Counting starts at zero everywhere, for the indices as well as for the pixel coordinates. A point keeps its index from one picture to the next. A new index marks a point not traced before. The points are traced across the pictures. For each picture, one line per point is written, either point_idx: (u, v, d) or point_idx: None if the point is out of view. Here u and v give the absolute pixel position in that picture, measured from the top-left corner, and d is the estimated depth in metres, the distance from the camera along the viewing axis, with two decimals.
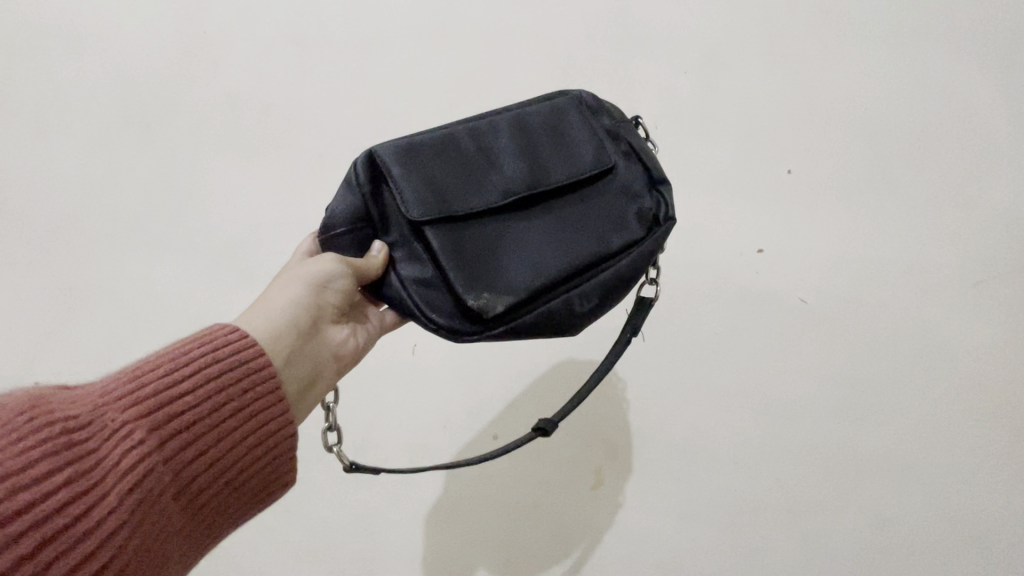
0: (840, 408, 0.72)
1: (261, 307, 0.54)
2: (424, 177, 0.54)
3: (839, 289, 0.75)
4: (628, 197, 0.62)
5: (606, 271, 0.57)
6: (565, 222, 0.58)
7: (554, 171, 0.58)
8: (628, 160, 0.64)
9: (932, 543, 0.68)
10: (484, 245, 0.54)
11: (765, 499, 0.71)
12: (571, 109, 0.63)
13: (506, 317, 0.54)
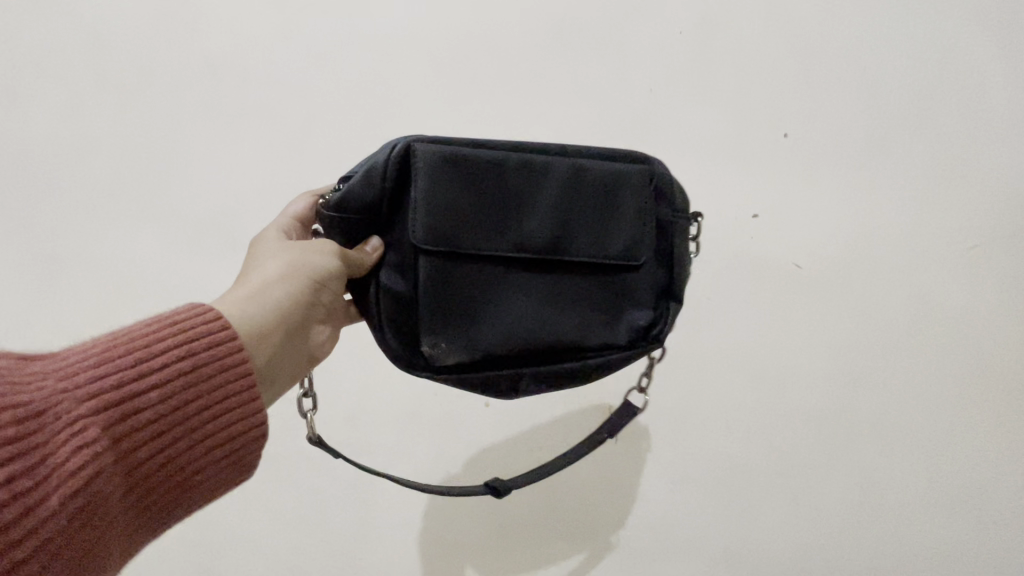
0: (832, 375, 0.72)
1: (253, 290, 0.56)
2: (448, 199, 0.56)
3: (835, 256, 0.74)
4: (638, 301, 0.62)
5: (566, 367, 0.60)
6: (559, 305, 0.59)
7: (574, 248, 0.59)
8: (660, 256, 0.64)
9: (918, 503, 0.70)
10: (468, 292, 0.57)
11: (755, 465, 0.72)
12: (639, 182, 0.61)
13: (450, 364, 0.58)
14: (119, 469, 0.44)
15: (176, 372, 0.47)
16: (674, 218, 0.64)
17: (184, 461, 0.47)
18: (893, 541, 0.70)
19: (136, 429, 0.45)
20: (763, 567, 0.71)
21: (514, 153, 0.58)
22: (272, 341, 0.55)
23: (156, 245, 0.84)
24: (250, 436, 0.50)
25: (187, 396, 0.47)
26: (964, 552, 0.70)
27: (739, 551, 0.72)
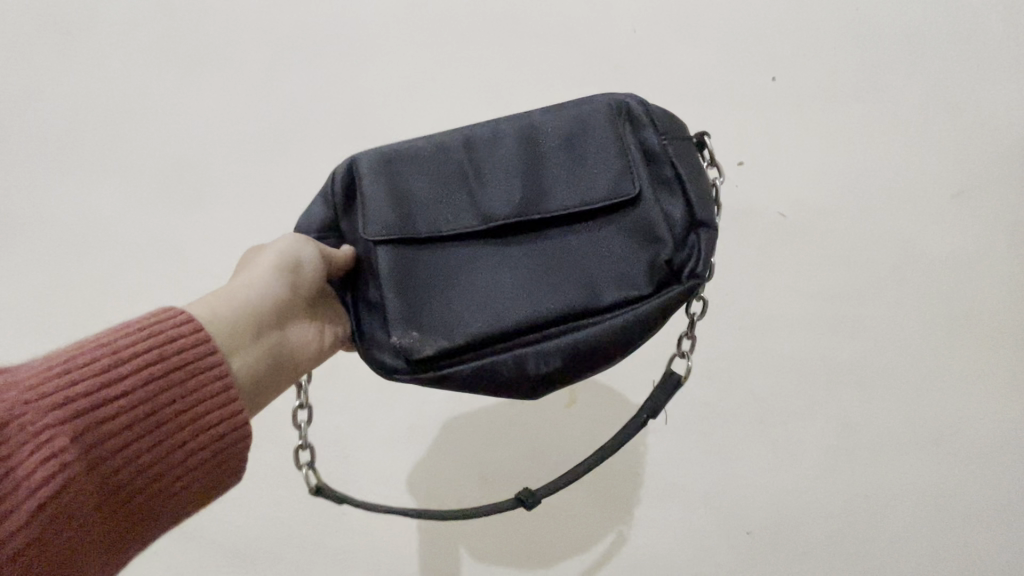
0: (812, 322, 0.72)
1: (226, 290, 0.53)
2: (395, 196, 0.52)
3: (818, 202, 0.73)
4: (647, 241, 0.51)
5: (577, 335, 0.50)
6: (546, 270, 0.51)
7: (550, 200, 0.51)
8: (667, 185, 0.53)
9: (896, 445, 0.70)
10: (438, 280, 0.51)
11: (733, 409, 0.71)
12: (605, 113, 0.53)
13: (443, 363, 0.51)
14: (89, 482, 0.39)
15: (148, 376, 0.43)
16: (666, 140, 0.53)
17: (161, 473, 0.43)
18: (872, 484, 0.70)
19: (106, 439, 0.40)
20: (742, 513, 0.70)
21: (456, 131, 0.54)
22: (250, 340, 0.51)
23: (109, 197, 0.79)
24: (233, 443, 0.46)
25: (160, 400, 0.43)
26: (944, 496, 0.69)
27: (715, 496, 0.71)
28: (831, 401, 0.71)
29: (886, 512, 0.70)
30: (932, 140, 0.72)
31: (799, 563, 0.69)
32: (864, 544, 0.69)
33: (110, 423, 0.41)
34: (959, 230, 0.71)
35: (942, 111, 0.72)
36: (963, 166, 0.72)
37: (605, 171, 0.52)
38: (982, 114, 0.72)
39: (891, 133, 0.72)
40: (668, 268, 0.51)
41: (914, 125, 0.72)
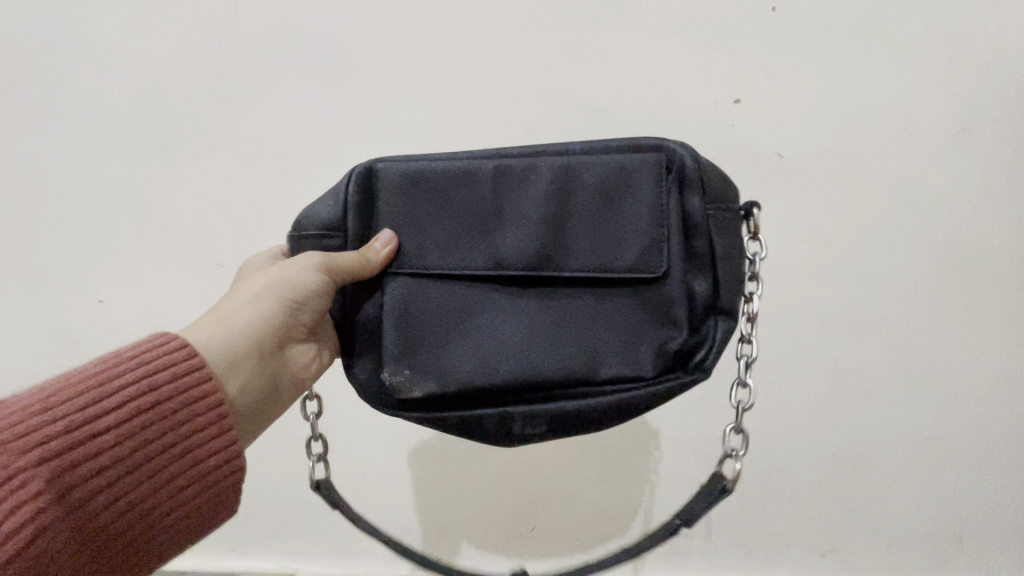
0: (805, 269, 0.69)
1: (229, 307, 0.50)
2: (412, 221, 0.49)
3: (815, 143, 0.68)
4: (663, 320, 0.46)
5: (569, 403, 0.47)
6: (551, 332, 0.47)
7: (568, 260, 0.47)
8: (697, 262, 0.47)
9: (887, 390, 0.69)
10: (441, 319, 0.48)
11: (729, 360, 0.69)
12: (650, 175, 0.46)
13: (431, 405, 0.49)
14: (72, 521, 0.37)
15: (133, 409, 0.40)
16: (706, 212, 0.46)
17: (146, 507, 0.40)
18: (861, 429, 0.69)
19: (89, 476, 0.38)
20: (732, 460, 0.69)
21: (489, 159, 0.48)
22: (250, 365, 0.49)
23: (24, 138, 0.67)
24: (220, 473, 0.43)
25: (148, 432, 0.41)
26: (932, 439, 0.69)
27: (709, 449, 0.69)
28: (825, 348, 0.69)
29: (873, 455, 0.69)
30: (939, 69, 0.67)
31: (787, 506, 0.70)
32: (852, 487, 0.69)
33: (94, 459, 0.38)
34: (959, 166, 0.68)
35: (954, 34, 0.66)
36: (970, 96, 0.67)
37: (630, 236, 0.46)
38: (997, 37, 0.66)
39: (897, 63, 0.67)
40: (675, 354, 0.46)
41: (924, 52, 0.66)
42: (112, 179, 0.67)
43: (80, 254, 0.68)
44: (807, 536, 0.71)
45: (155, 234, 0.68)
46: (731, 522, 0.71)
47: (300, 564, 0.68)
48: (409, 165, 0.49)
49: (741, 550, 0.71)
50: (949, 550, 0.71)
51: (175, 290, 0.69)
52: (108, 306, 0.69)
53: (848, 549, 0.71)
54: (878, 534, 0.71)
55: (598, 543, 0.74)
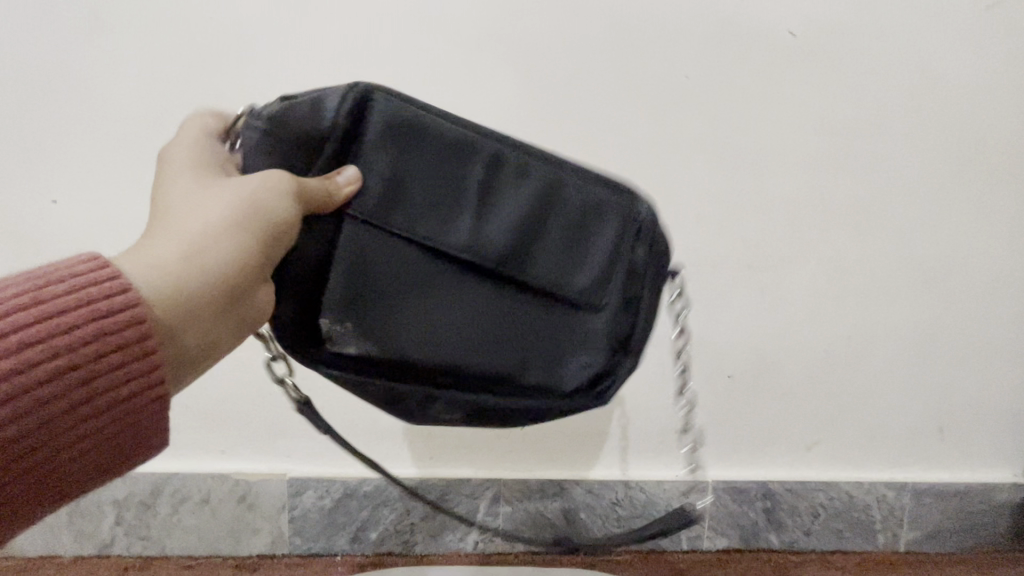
0: (816, 162, 0.64)
1: (205, 233, 0.36)
2: (389, 178, 0.40)
3: (837, 18, 0.61)
4: (602, 350, 0.43)
5: (493, 401, 0.43)
6: (484, 322, 0.42)
7: (523, 272, 0.42)
8: (624, 307, 0.43)
9: (884, 285, 0.67)
10: (389, 271, 0.41)
11: (725, 256, 0.65)
12: (619, 226, 0.43)
13: (360, 365, 0.42)
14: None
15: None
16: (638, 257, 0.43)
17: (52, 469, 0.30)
18: (856, 327, 0.68)
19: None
20: (725, 358, 0.67)
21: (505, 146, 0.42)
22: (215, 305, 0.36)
23: None
24: (141, 406, 0.32)
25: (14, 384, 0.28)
26: (924, 337, 0.68)
27: (701, 345, 0.67)
28: (824, 241, 0.65)
29: (865, 348, 0.68)
30: None
31: (777, 402, 0.69)
32: (842, 384, 0.69)
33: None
34: (983, 40, 0.62)
35: None
36: None
37: (587, 252, 0.43)
38: None
39: None
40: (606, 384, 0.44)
41: None
42: (47, 68, 0.60)
43: (20, 150, 0.62)
44: (793, 429, 0.69)
45: (107, 129, 0.62)
46: (720, 418, 0.68)
47: (289, 466, 0.67)
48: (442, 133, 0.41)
49: (728, 446, 0.69)
50: (934, 443, 0.70)
51: (134, 187, 0.63)
52: (59, 205, 0.63)
53: (841, 444, 0.70)
54: (864, 427, 0.70)
55: (596, 455, 0.69)
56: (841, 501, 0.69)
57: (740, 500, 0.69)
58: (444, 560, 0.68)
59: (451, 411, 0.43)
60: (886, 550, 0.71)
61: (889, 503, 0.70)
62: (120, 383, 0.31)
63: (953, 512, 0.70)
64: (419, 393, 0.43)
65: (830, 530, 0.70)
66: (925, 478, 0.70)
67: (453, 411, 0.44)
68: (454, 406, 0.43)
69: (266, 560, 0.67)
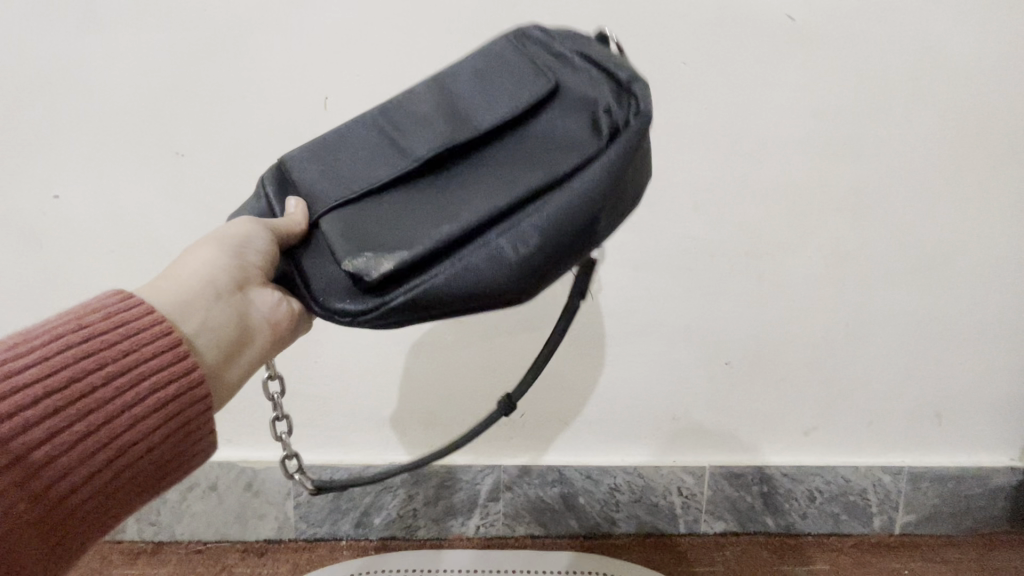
0: (815, 149, 0.63)
1: (195, 263, 0.41)
2: (325, 168, 0.42)
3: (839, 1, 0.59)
4: (599, 88, 0.42)
5: (553, 204, 0.38)
6: (485, 173, 0.40)
7: (472, 123, 0.41)
8: (594, 85, 0.42)
9: (883, 272, 0.67)
10: (376, 210, 0.39)
11: (723, 244, 0.65)
12: (511, 45, 0.45)
13: (409, 281, 0.37)
14: (26, 509, 0.29)
15: (37, 372, 0.30)
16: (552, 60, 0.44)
17: (111, 474, 0.32)
18: (854, 313, 0.68)
19: (31, 455, 0.29)
20: (722, 345, 0.68)
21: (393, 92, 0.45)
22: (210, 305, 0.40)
23: None
24: (184, 408, 0.35)
25: (69, 393, 0.30)
26: (922, 323, 0.68)
27: (700, 332, 0.67)
28: (823, 228, 0.65)
29: (863, 334, 0.68)
30: None
31: (774, 388, 0.69)
32: (839, 369, 0.69)
33: (26, 438, 0.29)
34: (989, 23, 0.60)
35: None
36: None
37: (513, 80, 0.43)
38: None
39: None
40: (621, 121, 0.40)
41: None
42: (45, 62, 0.60)
43: (22, 144, 0.62)
44: (791, 415, 0.70)
45: (106, 122, 0.62)
46: (718, 404, 0.69)
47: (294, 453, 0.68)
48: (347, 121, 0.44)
49: (725, 431, 0.70)
50: (931, 428, 0.71)
51: (136, 181, 0.64)
52: (64, 199, 0.64)
53: (839, 429, 0.70)
54: (861, 412, 0.70)
55: (596, 441, 0.70)
56: (837, 485, 0.70)
57: (738, 485, 0.70)
58: (446, 543, 0.70)
59: (531, 258, 0.37)
60: (882, 533, 0.72)
61: (887, 486, 0.70)
62: (164, 386, 0.34)
63: (949, 495, 0.71)
64: (480, 252, 0.37)
65: (827, 513, 0.71)
66: (921, 462, 0.71)
67: (530, 243, 0.37)
68: (528, 244, 0.37)
69: (273, 545, 0.69)
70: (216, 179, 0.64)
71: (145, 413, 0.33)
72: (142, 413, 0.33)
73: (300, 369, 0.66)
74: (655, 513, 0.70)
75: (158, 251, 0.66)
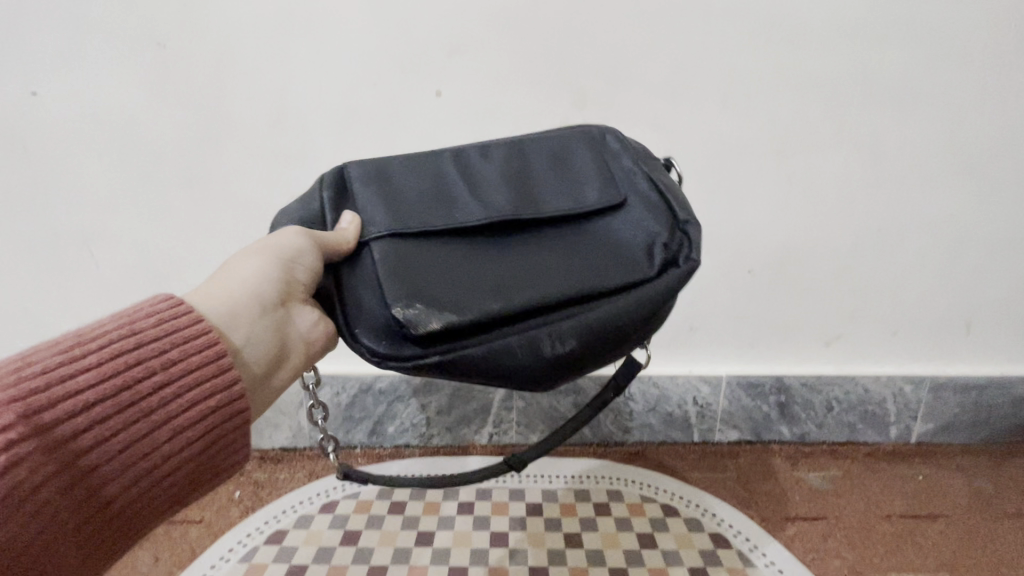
0: (863, 31, 0.57)
1: (240, 271, 0.40)
2: (384, 195, 0.43)
3: None
4: (658, 216, 0.43)
5: (597, 312, 0.39)
6: (538, 258, 0.41)
7: (538, 205, 0.43)
8: (654, 209, 0.44)
9: (925, 172, 0.62)
10: (430, 259, 0.40)
11: (754, 142, 0.60)
12: (589, 141, 0.47)
13: (446, 342, 0.38)
14: (67, 513, 0.29)
15: (88, 380, 0.30)
16: (627, 168, 0.46)
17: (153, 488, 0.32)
18: (890, 218, 0.63)
19: (79, 462, 0.29)
20: (747, 252, 0.64)
21: (465, 148, 0.47)
22: (252, 320, 0.39)
23: None
24: (222, 422, 0.35)
25: (117, 401, 0.30)
26: (962, 228, 0.64)
27: (723, 239, 0.64)
28: (864, 123, 0.60)
29: (898, 240, 0.64)
30: None
31: (800, 297, 0.66)
32: (868, 278, 0.66)
33: (71, 446, 0.29)
34: None
35: None
36: None
37: (582, 177, 0.45)
38: None
39: None
40: (670, 260, 0.42)
41: None
42: None
43: None
44: (813, 324, 0.67)
45: (79, 10, 0.56)
46: (739, 314, 0.67)
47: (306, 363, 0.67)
48: (414, 159, 0.46)
49: (745, 342, 0.68)
50: (959, 338, 0.68)
51: (118, 77, 0.57)
52: (42, 98, 0.58)
53: (863, 339, 0.68)
54: (886, 322, 0.68)
55: None
56: (857, 394, 0.69)
57: (755, 394, 0.69)
58: (464, 450, 0.70)
59: (563, 361, 0.38)
60: (898, 442, 0.71)
61: (908, 395, 0.69)
62: (204, 398, 0.34)
63: (970, 404, 0.70)
64: (519, 337, 0.38)
65: (844, 423, 0.70)
66: (946, 372, 0.69)
67: (565, 342, 0.38)
68: (563, 340, 0.38)
69: (289, 454, 0.69)
70: (204, 74, 0.57)
71: (185, 425, 0.33)
72: (183, 425, 0.33)
73: None
74: (670, 424, 0.70)
75: (148, 157, 0.60)
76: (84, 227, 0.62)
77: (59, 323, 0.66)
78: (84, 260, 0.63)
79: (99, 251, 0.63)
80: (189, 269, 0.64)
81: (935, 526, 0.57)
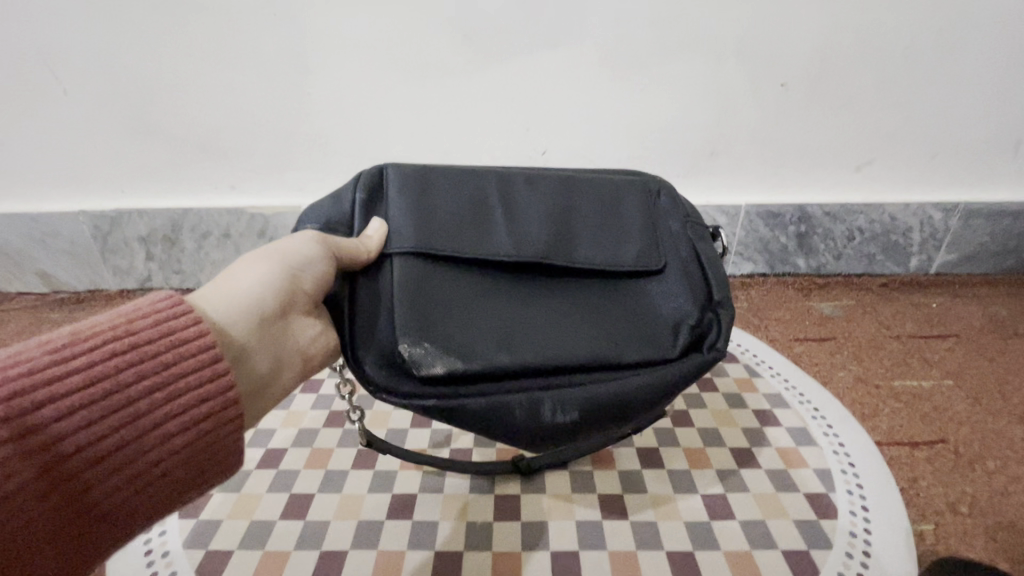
0: None
1: (250, 268, 0.32)
2: (416, 210, 0.34)
3: None
4: (692, 294, 0.35)
5: (608, 383, 0.32)
6: (565, 306, 0.34)
7: (574, 249, 0.35)
8: (690, 284, 0.36)
9: None
10: (451, 289, 0.33)
11: None
12: (645, 192, 0.39)
13: (446, 386, 0.31)
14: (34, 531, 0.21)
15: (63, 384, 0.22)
16: (678, 228, 0.38)
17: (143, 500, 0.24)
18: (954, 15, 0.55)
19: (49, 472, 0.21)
20: (781, 60, 0.57)
21: (510, 170, 0.38)
22: (252, 328, 0.31)
23: None
24: (222, 428, 0.26)
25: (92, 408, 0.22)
26: None
27: (756, 45, 0.56)
28: None
29: (959, 44, 0.56)
30: None
31: (834, 115, 0.60)
32: (916, 92, 0.59)
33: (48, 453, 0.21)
34: None
35: None
36: None
37: (634, 227, 0.36)
38: None
39: None
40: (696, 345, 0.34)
41: None
42: None
43: None
44: (845, 146, 0.62)
45: None
46: (764, 136, 0.61)
47: (303, 200, 0.65)
48: (449, 170, 0.36)
49: (768, 168, 0.63)
50: (1003, 161, 0.63)
51: None
52: None
53: (897, 163, 0.63)
54: (927, 142, 0.62)
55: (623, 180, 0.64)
56: (882, 223, 0.66)
57: (773, 224, 0.66)
58: None
59: (564, 433, 0.31)
60: (916, 273, 0.70)
61: (935, 222, 0.66)
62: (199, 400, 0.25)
63: (999, 233, 0.67)
64: (525, 397, 0.31)
65: (862, 253, 0.68)
66: (981, 197, 0.65)
67: (572, 411, 0.31)
68: (570, 408, 0.31)
69: None
70: None
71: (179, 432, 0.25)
72: (172, 433, 0.24)
73: (294, 98, 0.59)
74: None
75: None
76: (38, 43, 0.56)
77: (39, 157, 0.63)
78: (49, 83, 0.58)
79: (61, 72, 0.57)
80: (162, 92, 0.58)
81: (946, 344, 0.57)
